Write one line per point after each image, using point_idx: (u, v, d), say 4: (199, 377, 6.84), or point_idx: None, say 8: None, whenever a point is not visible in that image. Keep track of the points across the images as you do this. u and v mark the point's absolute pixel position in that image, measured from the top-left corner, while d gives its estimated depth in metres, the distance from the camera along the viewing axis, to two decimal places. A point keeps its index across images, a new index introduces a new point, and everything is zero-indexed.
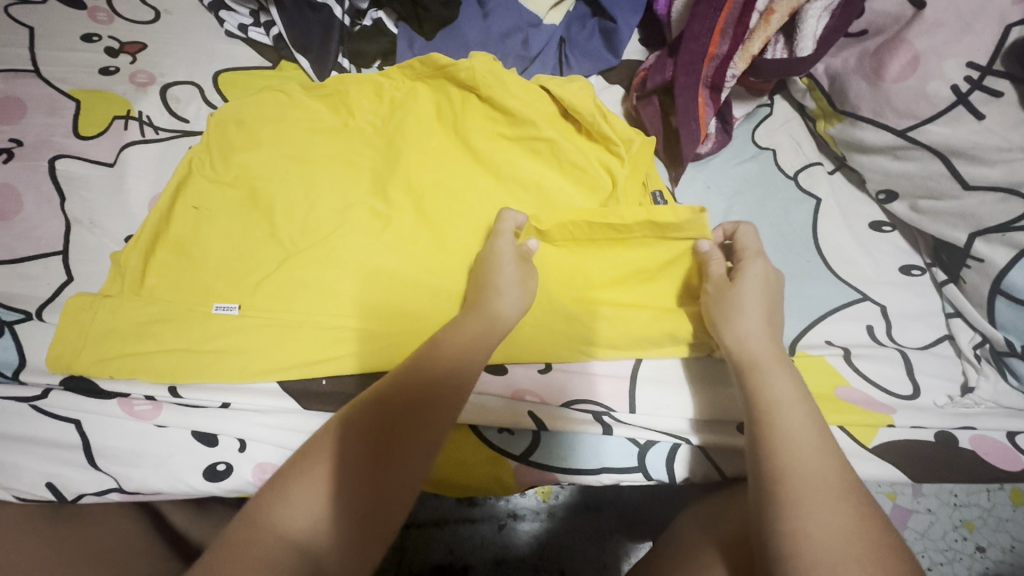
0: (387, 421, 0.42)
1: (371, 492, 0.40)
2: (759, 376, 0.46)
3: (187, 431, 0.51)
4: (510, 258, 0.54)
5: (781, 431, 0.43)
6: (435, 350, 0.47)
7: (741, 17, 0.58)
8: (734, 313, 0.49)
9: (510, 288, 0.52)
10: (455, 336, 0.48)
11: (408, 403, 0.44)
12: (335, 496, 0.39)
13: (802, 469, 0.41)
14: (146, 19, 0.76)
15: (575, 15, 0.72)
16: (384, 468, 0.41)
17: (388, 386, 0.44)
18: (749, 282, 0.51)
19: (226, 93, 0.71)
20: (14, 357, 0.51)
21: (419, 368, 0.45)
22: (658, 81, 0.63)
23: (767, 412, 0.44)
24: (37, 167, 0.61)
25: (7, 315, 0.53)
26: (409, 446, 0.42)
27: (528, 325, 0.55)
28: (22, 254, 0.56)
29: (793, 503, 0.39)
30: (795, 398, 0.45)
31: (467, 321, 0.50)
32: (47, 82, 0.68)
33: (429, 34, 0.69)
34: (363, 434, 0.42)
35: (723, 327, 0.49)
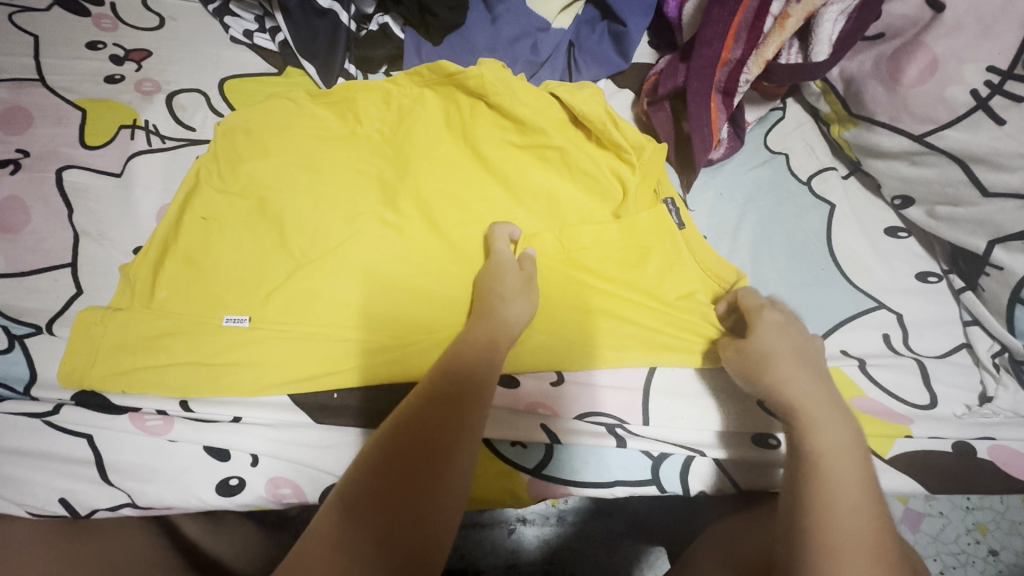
0: (429, 438, 0.42)
1: (422, 514, 0.39)
2: (811, 424, 0.45)
3: (199, 446, 0.51)
4: (513, 269, 0.55)
5: (827, 487, 0.41)
6: (467, 360, 0.47)
7: (755, 22, 0.57)
8: (766, 365, 0.48)
9: (516, 297, 0.52)
10: (458, 347, 0.48)
11: (453, 420, 0.43)
12: (388, 515, 0.38)
13: (849, 525, 0.39)
14: (150, 26, 0.75)
15: (584, 19, 0.71)
16: (433, 486, 0.40)
17: (435, 398, 0.44)
18: (770, 332, 0.50)
19: (232, 100, 0.70)
20: (26, 371, 0.51)
21: (460, 390, 0.45)
22: (669, 87, 0.62)
23: (813, 460, 0.43)
24: (45, 178, 0.61)
25: (17, 329, 0.53)
26: (454, 463, 0.42)
27: (537, 334, 0.55)
28: (31, 266, 0.56)
29: (831, 556, 0.38)
30: (847, 449, 0.43)
31: (478, 334, 0.50)
32: (53, 91, 0.68)
33: (437, 40, 0.69)
34: (412, 450, 0.41)
35: (763, 378, 0.48)
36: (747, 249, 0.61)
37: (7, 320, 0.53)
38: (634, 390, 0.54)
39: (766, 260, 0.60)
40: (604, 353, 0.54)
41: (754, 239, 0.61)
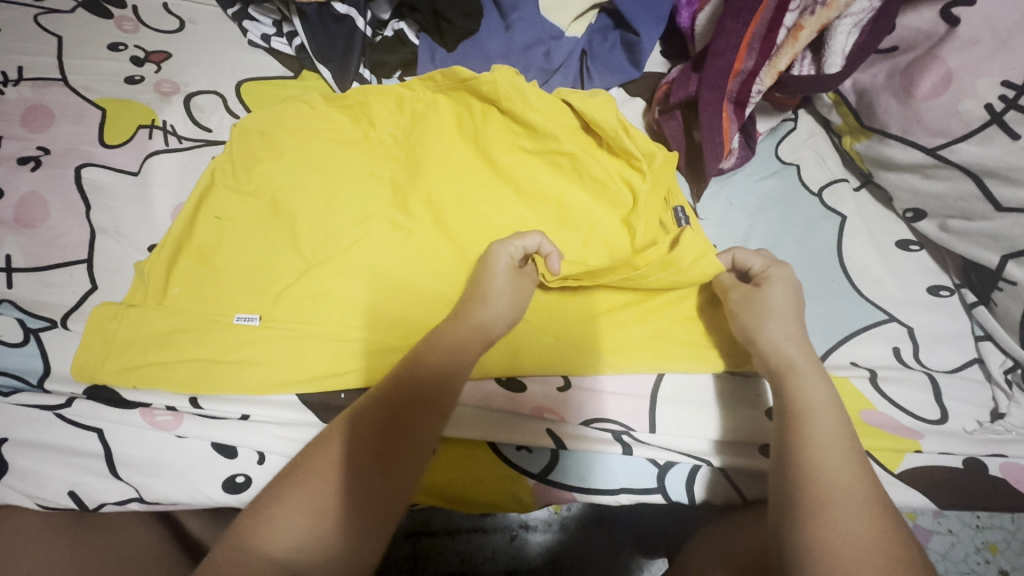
0: (389, 432, 0.43)
1: (350, 532, 0.39)
2: (794, 381, 0.47)
3: (207, 442, 0.51)
4: (502, 267, 0.53)
5: (812, 442, 0.43)
6: (430, 365, 0.46)
7: (768, 33, 0.57)
8: (761, 320, 0.50)
9: (497, 298, 0.51)
10: (439, 343, 0.48)
11: (414, 419, 0.44)
12: (318, 527, 0.39)
13: (830, 481, 0.41)
14: (171, 29, 0.77)
15: (597, 27, 0.71)
16: (366, 504, 0.40)
17: (385, 407, 0.44)
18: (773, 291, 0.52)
19: (248, 102, 0.71)
20: (40, 365, 0.52)
21: (425, 387, 0.45)
22: (682, 96, 0.62)
23: (796, 419, 0.45)
24: (64, 175, 0.62)
25: (33, 323, 0.54)
26: (394, 479, 0.41)
27: (544, 339, 0.55)
28: (48, 261, 0.57)
29: (819, 505, 0.40)
30: (829, 406, 0.45)
31: (463, 330, 0.49)
32: (74, 90, 0.69)
33: (451, 46, 0.70)
34: (355, 462, 0.41)
35: (759, 330, 0.50)
36: None
37: (24, 313, 0.54)
38: (641, 396, 0.54)
39: None
40: (610, 359, 0.54)
41: (764, 249, 0.61)
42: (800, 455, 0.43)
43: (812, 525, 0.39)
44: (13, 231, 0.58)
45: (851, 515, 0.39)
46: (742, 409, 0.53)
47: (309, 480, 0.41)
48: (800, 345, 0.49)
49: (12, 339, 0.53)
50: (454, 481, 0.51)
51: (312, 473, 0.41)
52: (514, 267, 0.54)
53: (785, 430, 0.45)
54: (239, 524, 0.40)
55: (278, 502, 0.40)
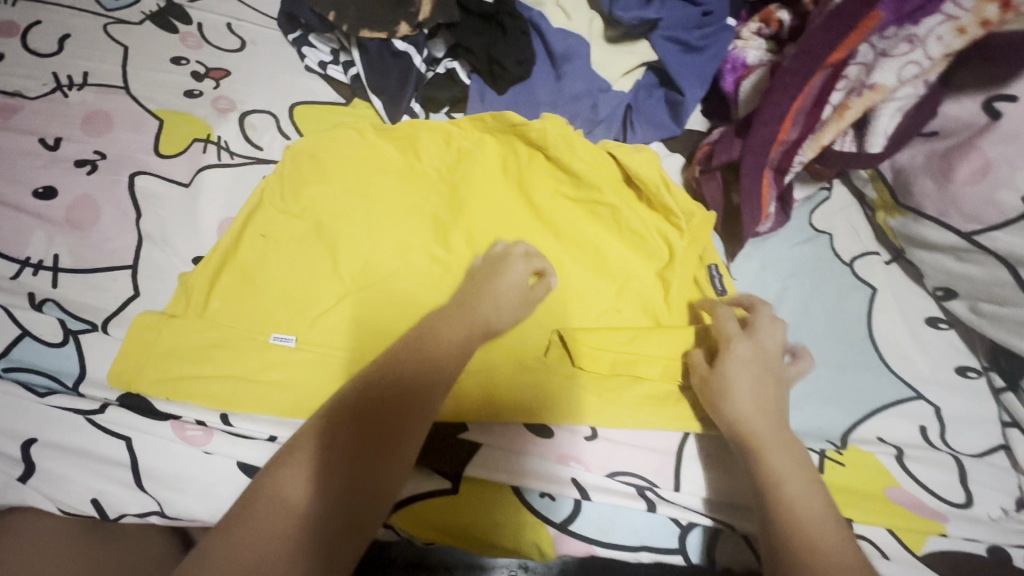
0: (397, 395, 0.44)
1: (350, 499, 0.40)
2: (765, 452, 0.47)
3: (232, 461, 0.51)
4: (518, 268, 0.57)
5: (785, 498, 0.45)
6: (436, 343, 0.49)
7: (813, 109, 0.58)
8: (722, 399, 0.50)
9: (505, 297, 0.55)
10: (439, 338, 0.49)
11: (418, 389, 0.45)
12: (326, 493, 0.39)
13: (816, 545, 0.42)
14: (232, 48, 0.80)
15: (644, 83, 0.73)
16: (368, 468, 0.41)
17: (393, 376, 0.45)
18: (763, 343, 0.53)
19: (301, 125, 0.73)
20: (75, 367, 0.53)
21: (430, 360, 0.47)
22: (724, 159, 0.63)
23: (762, 470, 0.47)
24: (119, 182, 0.64)
25: (74, 324, 0.55)
26: (398, 449, 0.42)
27: (552, 389, 0.55)
28: (96, 264, 0.59)
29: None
30: (799, 473, 0.46)
31: (471, 315, 0.52)
32: (136, 99, 0.72)
33: (502, 89, 0.71)
34: (358, 430, 0.42)
35: (718, 410, 0.50)
36: (787, 324, 0.61)
37: (66, 314, 0.56)
38: (666, 453, 0.54)
39: (806, 339, 0.60)
40: (638, 415, 0.54)
41: (795, 316, 0.61)
42: (783, 521, 0.44)
43: None
44: (65, 232, 0.61)
45: (830, 557, 0.41)
46: (730, 470, 0.53)
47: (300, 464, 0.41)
48: (766, 422, 0.49)
49: (52, 339, 0.54)
50: (465, 524, 0.51)
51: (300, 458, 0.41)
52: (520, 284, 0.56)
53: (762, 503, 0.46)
54: (224, 521, 0.39)
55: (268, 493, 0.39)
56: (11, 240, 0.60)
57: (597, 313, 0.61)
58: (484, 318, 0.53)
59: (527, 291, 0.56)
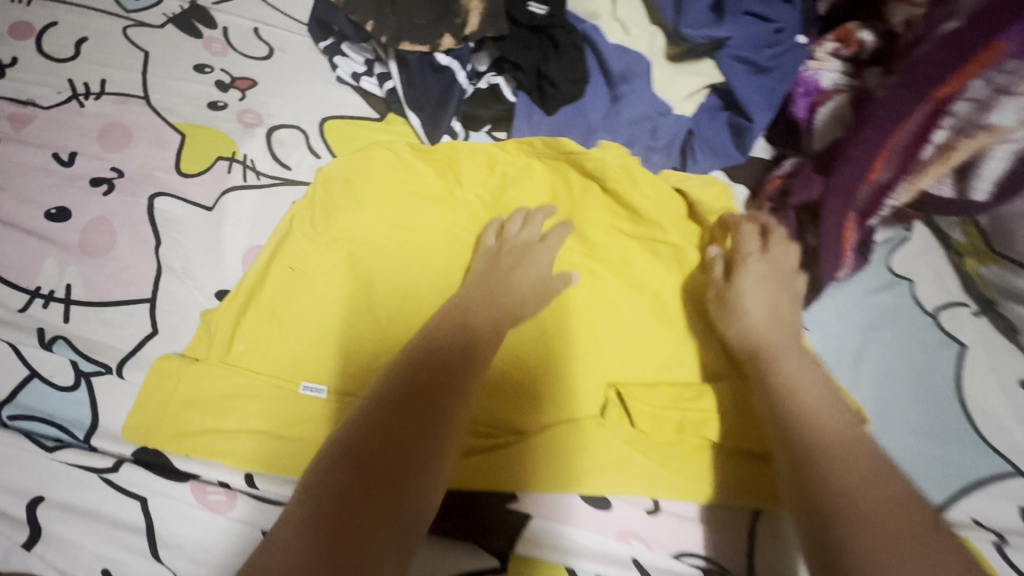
0: (463, 341, 0.46)
1: (404, 404, 0.39)
2: (776, 361, 0.46)
3: (258, 531, 0.45)
4: (539, 249, 0.56)
5: (792, 402, 0.43)
6: (488, 305, 0.51)
7: (910, 149, 0.51)
8: (742, 303, 0.51)
9: (532, 263, 0.55)
10: (470, 324, 0.48)
11: (477, 342, 0.47)
12: (386, 396, 0.40)
13: (832, 441, 0.40)
14: (258, 55, 0.74)
15: (706, 107, 0.66)
16: (427, 387, 0.41)
17: (463, 322, 0.48)
18: (755, 264, 0.53)
19: (331, 142, 0.68)
20: (88, 416, 0.48)
21: (489, 320, 0.50)
22: (802, 199, 0.58)
23: (772, 374, 0.46)
24: (137, 203, 0.59)
25: (87, 365, 0.50)
26: (457, 381, 0.43)
27: (607, 453, 0.49)
28: (111, 297, 0.54)
29: (824, 465, 0.38)
30: (815, 383, 0.44)
31: (507, 281, 0.54)
32: (156, 111, 0.67)
33: (551, 109, 0.65)
34: (426, 357, 0.44)
35: (734, 321, 0.51)
36: (867, 385, 0.55)
37: (78, 355, 0.51)
38: (738, 533, 0.47)
39: (889, 403, 0.54)
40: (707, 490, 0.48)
41: (876, 375, 0.56)
42: (795, 415, 0.42)
43: (816, 475, 0.38)
44: (78, 260, 0.56)
45: (845, 451, 0.39)
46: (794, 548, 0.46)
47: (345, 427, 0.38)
48: (779, 334, 0.49)
49: (64, 381, 0.50)
50: None
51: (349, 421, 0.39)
52: (546, 275, 0.56)
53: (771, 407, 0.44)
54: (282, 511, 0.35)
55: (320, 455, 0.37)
56: (21, 266, 0.55)
57: (656, 366, 0.55)
58: (512, 307, 0.52)
59: (551, 282, 0.55)
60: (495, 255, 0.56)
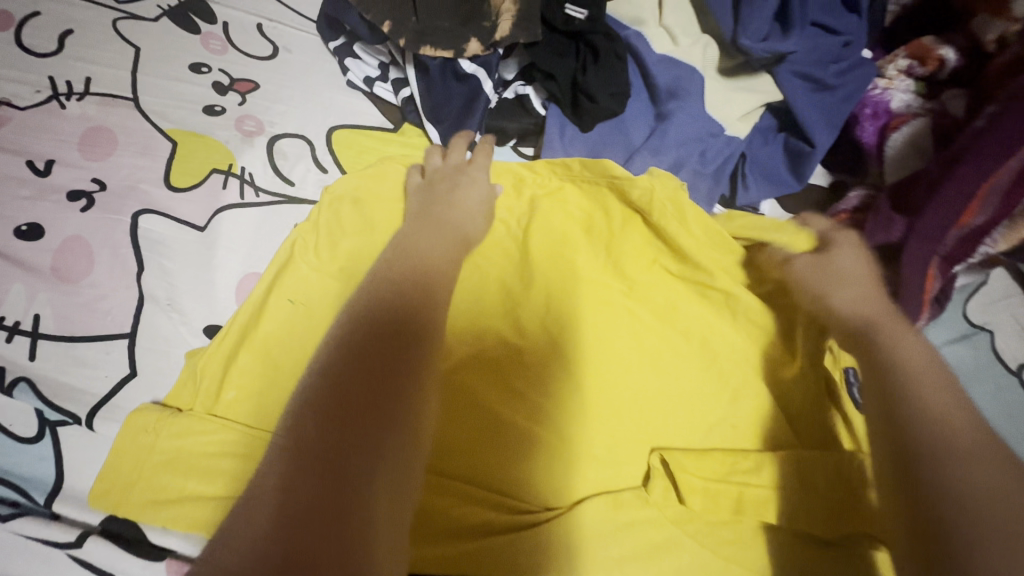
0: (416, 283, 0.40)
1: (358, 357, 0.33)
2: (880, 337, 0.42)
3: None
4: (478, 178, 0.53)
5: (915, 378, 0.38)
6: (436, 240, 0.45)
7: (1013, 190, 0.45)
8: (837, 285, 0.46)
9: (465, 191, 0.51)
10: (421, 250, 0.43)
11: (431, 283, 0.41)
12: (337, 351, 0.33)
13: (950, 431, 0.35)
14: (262, 55, 0.67)
15: (760, 127, 0.60)
16: (381, 336, 0.35)
17: (422, 265, 0.41)
18: (845, 251, 0.49)
19: (340, 156, 0.62)
20: (51, 476, 0.42)
21: (440, 263, 0.43)
22: (879, 241, 0.51)
23: (879, 351, 0.41)
24: (119, 221, 0.53)
25: (51, 414, 0.44)
26: (417, 327, 0.36)
27: (652, 533, 0.42)
28: (84, 331, 0.47)
29: (941, 457, 0.34)
30: (926, 362, 0.39)
31: (451, 217, 0.48)
32: (146, 115, 0.60)
33: (587, 126, 0.58)
34: (381, 306, 0.37)
35: (830, 296, 0.46)
36: None
37: (42, 402, 0.44)
38: None
39: None
40: None
41: None
42: (908, 396, 0.37)
43: (929, 470, 0.33)
44: (50, 286, 0.49)
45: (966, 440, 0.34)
46: None
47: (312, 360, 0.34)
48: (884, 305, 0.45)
49: (25, 433, 0.43)
50: None
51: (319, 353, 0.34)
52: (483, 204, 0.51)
53: (873, 388, 0.40)
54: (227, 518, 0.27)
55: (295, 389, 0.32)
56: None
57: (706, 427, 0.48)
58: (461, 229, 0.48)
59: (490, 196, 0.52)
60: (428, 186, 0.52)
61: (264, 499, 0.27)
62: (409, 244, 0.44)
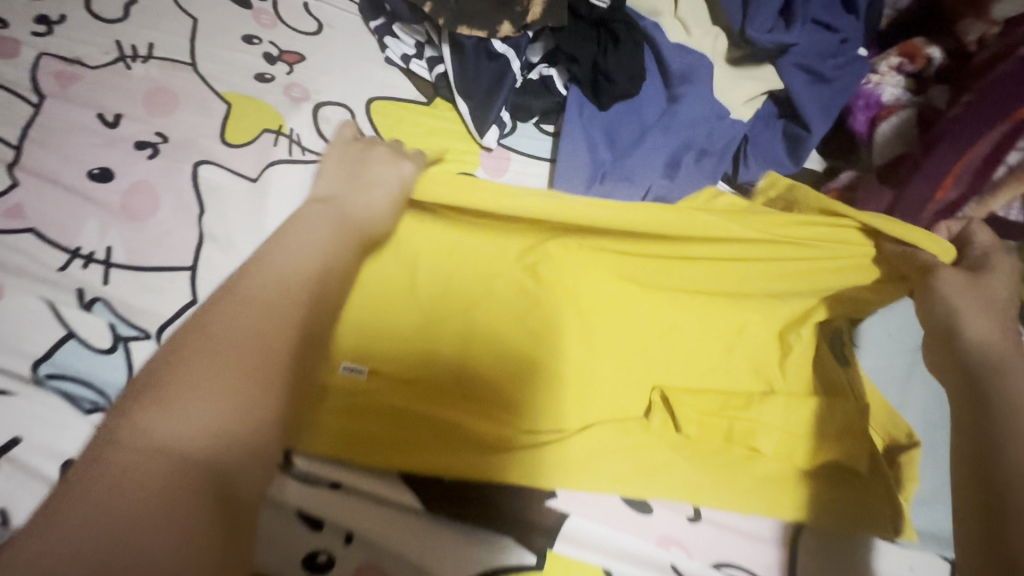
0: (317, 289, 0.39)
1: (231, 375, 0.32)
2: (1005, 384, 0.42)
3: (292, 510, 0.44)
4: (379, 166, 0.51)
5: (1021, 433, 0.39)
6: (274, 258, 0.39)
7: (982, 170, 0.52)
8: (969, 311, 0.46)
9: (376, 181, 0.49)
10: (266, 263, 0.39)
11: (326, 292, 0.40)
12: (212, 366, 0.33)
13: None
14: (308, 31, 0.73)
15: (762, 114, 0.67)
16: (253, 354, 0.34)
17: (318, 274, 0.40)
18: (997, 282, 0.47)
19: (377, 122, 0.67)
20: (123, 381, 0.48)
21: (323, 266, 0.40)
22: (871, 210, 0.59)
23: (1009, 400, 0.41)
24: (180, 169, 0.58)
25: (124, 329, 0.50)
26: (289, 349, 0.35)
27: (650, 451, 0.49)
28: (151, 262, 0.53)
29: None
30: None
31: (325, 211, 0.45)
32: (203, 79, 0.66)
33: (605, 106, 0.64)
34: (265, 312, 0.36)
35: (962, 332, 0.45)
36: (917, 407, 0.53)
37: (116, 318, 0.50)
38: (776, 545, 0.47)
39: None
40: (753, 502, 0.47)
41: None
42: (1012, 453, 0.39)
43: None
44: (119, 222, 0.55)
45: None
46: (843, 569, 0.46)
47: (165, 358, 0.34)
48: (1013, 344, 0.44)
49: (101, 343, 0.49)
50: None
51: (174, 357, 0.33)
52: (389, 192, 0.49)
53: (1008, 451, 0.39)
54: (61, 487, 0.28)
55: (139, 386, 0.33)
56: (61, 225, 0.54)
57: (700, 371, 0.56)
58: (341, 217, 0.45)
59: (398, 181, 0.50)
60: (351, 160, 0.52)
61: (83, 525, 0.26)
62: (295, 238, 0.41)
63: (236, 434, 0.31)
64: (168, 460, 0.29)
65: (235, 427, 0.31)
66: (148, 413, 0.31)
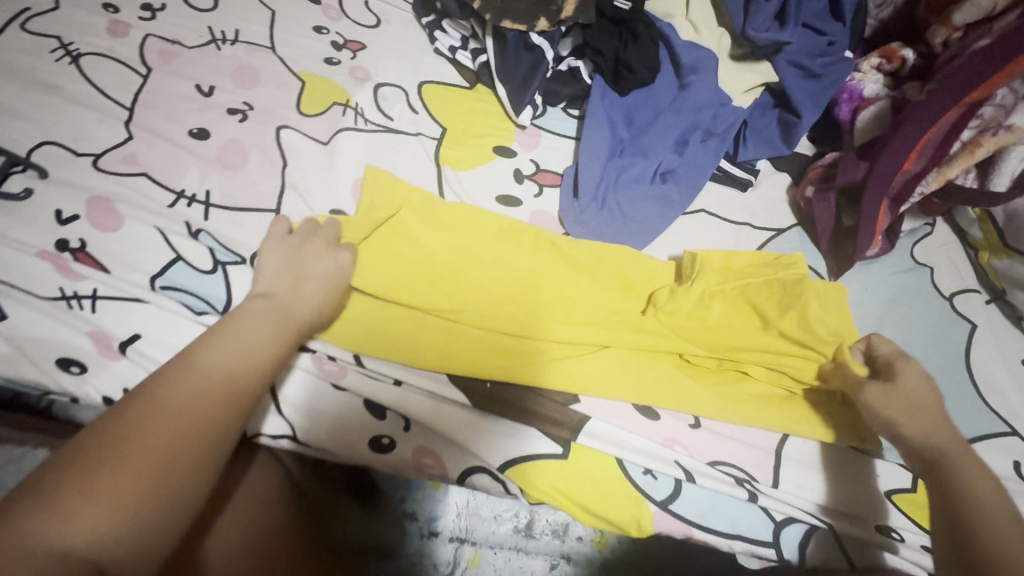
0: (228, 393, 0.41)
1: (142, 475, 0.36)
2: (949, 466, 0.46)
3: (361, 400, 0.54)
4: (327, 260, 0.53)
5: (979, 506, 0.44)
6: (215, 362, 0.42)
7: (943, 144, 0.61)
8: (901, 416, 0.49)
9: (311, 276, 0.51)
10: (202, 364, 0.41)
11: (238, 393, 0.42)
12: (118, 465, 0.35)
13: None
14: (368, 24, 0.85)
15: (759, 103, 0.77)
16: (163, 459, 0.37)
17: (231, 376, 0.42)
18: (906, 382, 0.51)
19: (427, 102, 0.78)
20: (223, 294, 0.58)
21: (240, 370, 0.43)
22: (848, 179, 0.68)
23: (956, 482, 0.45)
24: (266, 131, 0.69)
25: (224, 255, 0.60)
26: (193, 455, 0.38)
27: (662, 372, 0.57)
28: (242, 204, 0.64)
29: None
30: (990, 492, 0.45)
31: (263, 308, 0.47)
32: (282, 60, 0.77)
33: (624, 92, 0.75)
34: (175, 419, 0.38)
35: (897, 427, 0.49)
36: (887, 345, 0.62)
37: (217, 246, 0.60)
38: (765, 450, 0.56)
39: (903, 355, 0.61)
40: (745, 411, 0.56)
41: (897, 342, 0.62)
42: (973, 521, 0.43)
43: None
44: (217, 171, 0.65)
45: None
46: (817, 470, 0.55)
47: (62, 452, 0.36)
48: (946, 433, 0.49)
49: (204, 265, 0.59)
50: (566, 482, 0.53)
51: (74, 459, 0.35)
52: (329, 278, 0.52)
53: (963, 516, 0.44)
54: None
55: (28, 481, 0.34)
56: (168, 172, 0.64)
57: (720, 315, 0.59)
58: (282, 312, 0.48)
59: (337, 273, 0.53)
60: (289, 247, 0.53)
61: None
62: (229, 336, 0.44)
63: (127, 533, 0.34)
64: (58, 560, 0.31)
65: (126, 529, 0.34)
66: (31, 517, 0.32)
